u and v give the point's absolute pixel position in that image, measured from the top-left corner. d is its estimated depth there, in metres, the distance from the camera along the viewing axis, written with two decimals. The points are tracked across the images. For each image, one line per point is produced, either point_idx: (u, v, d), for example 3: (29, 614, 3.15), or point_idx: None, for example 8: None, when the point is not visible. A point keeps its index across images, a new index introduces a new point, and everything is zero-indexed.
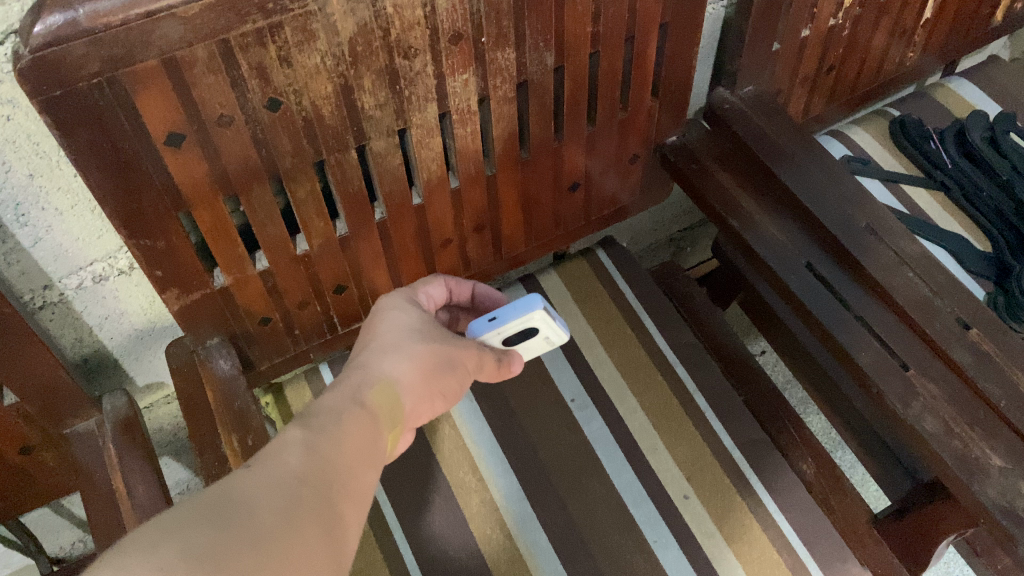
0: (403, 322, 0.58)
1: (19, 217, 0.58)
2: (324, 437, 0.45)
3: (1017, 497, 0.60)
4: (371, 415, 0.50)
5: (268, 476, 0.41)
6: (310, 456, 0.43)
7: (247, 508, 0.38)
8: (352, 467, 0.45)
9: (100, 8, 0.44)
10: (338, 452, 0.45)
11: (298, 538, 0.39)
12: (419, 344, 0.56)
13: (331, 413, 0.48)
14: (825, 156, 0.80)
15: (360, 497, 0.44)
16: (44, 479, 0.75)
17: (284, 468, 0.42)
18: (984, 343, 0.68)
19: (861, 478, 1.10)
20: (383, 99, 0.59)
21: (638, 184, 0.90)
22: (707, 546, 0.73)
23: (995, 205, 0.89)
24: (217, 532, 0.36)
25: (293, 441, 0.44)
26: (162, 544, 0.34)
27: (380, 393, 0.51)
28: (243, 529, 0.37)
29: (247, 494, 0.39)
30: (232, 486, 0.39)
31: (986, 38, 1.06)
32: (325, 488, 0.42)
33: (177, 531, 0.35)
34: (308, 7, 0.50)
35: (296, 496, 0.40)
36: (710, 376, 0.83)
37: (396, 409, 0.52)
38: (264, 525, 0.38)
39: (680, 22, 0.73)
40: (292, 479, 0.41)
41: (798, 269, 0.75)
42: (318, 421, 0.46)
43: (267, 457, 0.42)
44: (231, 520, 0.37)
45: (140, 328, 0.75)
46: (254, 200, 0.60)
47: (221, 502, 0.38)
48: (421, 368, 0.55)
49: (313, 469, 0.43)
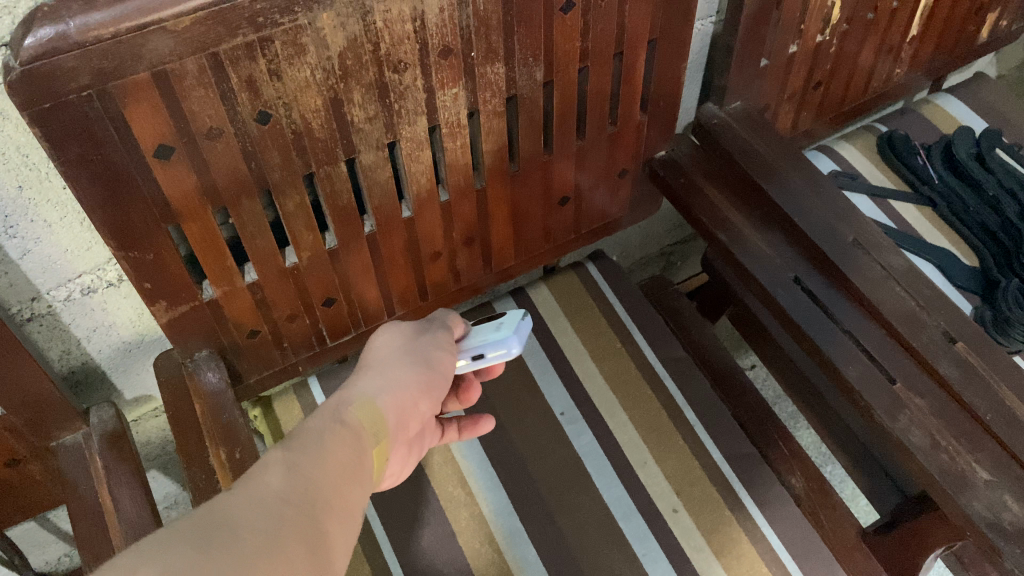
0: (377, 350, 0.60)
1: (8, 229, 0.58)
2: (305, 454, 0.45)
3: (1003, 510, 0.60)
4: (353, 431, 0.50)
5: (249, 498, 0.41)
6: (292, 475, 0.43)
7: (228, 530, 0.38)
8: (336, 482, 0.45)
9: (91, 22, 0.45)
10: (322, 469, 0.45)
11: (283, 557, 0.38)
12: (393, 365, 0.58)
13: (312, 433, 0.48)
14: (812, 172, 0.81)
15: (347, 515, 0.44)
16: (30, 492, 0.74)
17: (267, 489, 0.42)
18: (971, 356, 0.69)
19: (851, 493, 1.10)
20: (372, 112, 0.59)
21: (627, 198, 0.91)
22: (696, 560, 0.73)
23: (982, 220, 0.90)
24: (199, 553, 0.36)
25: (273, 463, 0.44)
26: (142, 567, 0.34)
27: (359, 411, 0.52)
28: (226, 550, 0.37)
29: (229, 517, 0.39)
30: (213, 508, 0.39)
31: (973, 54, 1.08)
32: (309, 507, 0.42)
33: (158, 553, 0.35)
34: (298, 22, 0.50)
35: (279, 516, 0.40)
36: (699, 390, 0.84)
37: (379, 423, 0.52)
38: (248, 545, 0.38)
39: (669, 38, 0.74)
40: (274, 500, 0.41)
41: (786, 283, 0.75)
42: (298, 440, 0.46)
43: (249, 479, 0.42)
44: (213, 541, 0.37)
45: (128, 340, 0.75)
46: (243, 213, 0.60)
47: (205, 523, 0.38)
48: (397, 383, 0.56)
49: (297, 488, 0.42)
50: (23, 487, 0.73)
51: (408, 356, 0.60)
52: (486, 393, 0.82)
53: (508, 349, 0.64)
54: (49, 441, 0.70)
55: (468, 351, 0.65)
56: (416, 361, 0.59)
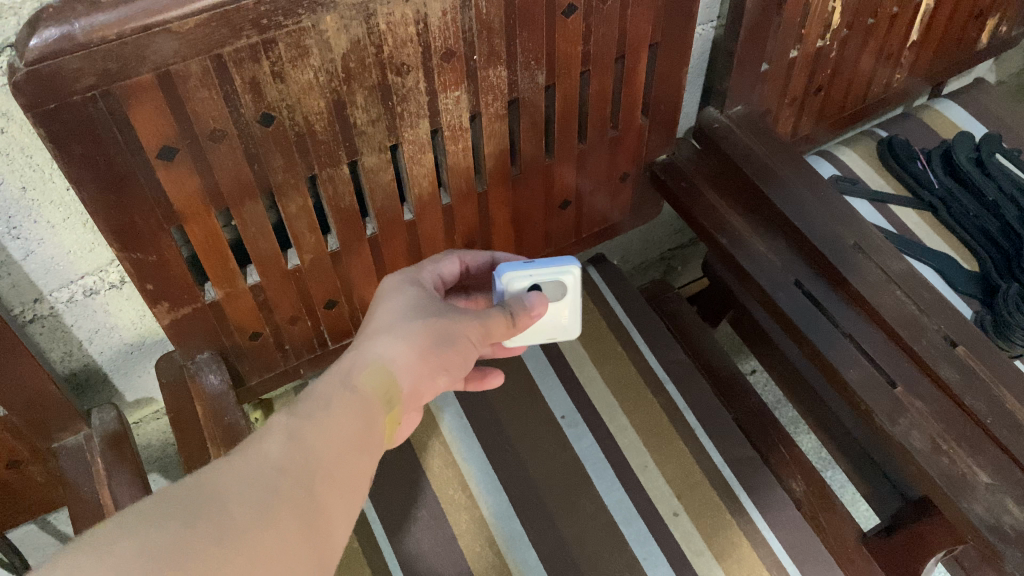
0: (404, 301, 0.56)
1: (11, 229, 0.58)
2: (308, 421, 0.45)
3: (1003, 513, 0.60)
4: (362, 399, 0.48)
5: (244, 468, 0.42)
6: (292, 444, 0.43)
7: (217, 503, 0.39)
8: (337, 454, 0.44)
9: (96, 22, 0.45)
10: (323, 439, 0.44)
11: (270, 532, 0.39)
12: (419, 323, 0.54)
13: (318, 399, 0.47)
14: (813, 175, 0.81)
15: (348, 486, 0.44)
16: (31, 494, 0.74)
17: (264, 459, 0.42)
18: (971, 360, 0.69)
19: (852, 498, 1.10)
20: (375, 115, 0.59)
21: (628, 203, 0.91)
22: (697, 564, 0.73)
23: (982, 225, 0.90)
24: (181, 529, 0.37)
25: (276, 430, 0.44)
26: (121, 542, 0.35)
27: (373, 376, 0.50)
28: (209, 524, 0.38)
29: (222, 489, 0.40)
30: (208, 478, 0.40)
31: (973, 60, 1.08)
32: (305, 478, 0.42)
33: (143, 527, 0.37)
34: (302, 24, 0.51)
35: (272, 488, 0.41)
36: (699, 394, 0.84)
37: (392, 391, 0.50)
38: (236, 519, 0.39)
39: (669, 42, 0.74)
40: (270, 470, 0.42)
41: (787, 287, 0.75)
42: (304, 405, 0.46)
43: (249, 447, 0.43)
44: (198, 515, 0.38)
45: (130, 342, 0.75)
46: (246, 215, 0.60)
47: (194, 496, 0.39)
48: (419, 345, 0.52)
49: (294, 459, 0.43)
50: (24, 489, 0.73)
51: (439, 314, 0.55)
52: (488, 398, 0.82)
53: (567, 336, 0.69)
54: (50, 442, 0.70)
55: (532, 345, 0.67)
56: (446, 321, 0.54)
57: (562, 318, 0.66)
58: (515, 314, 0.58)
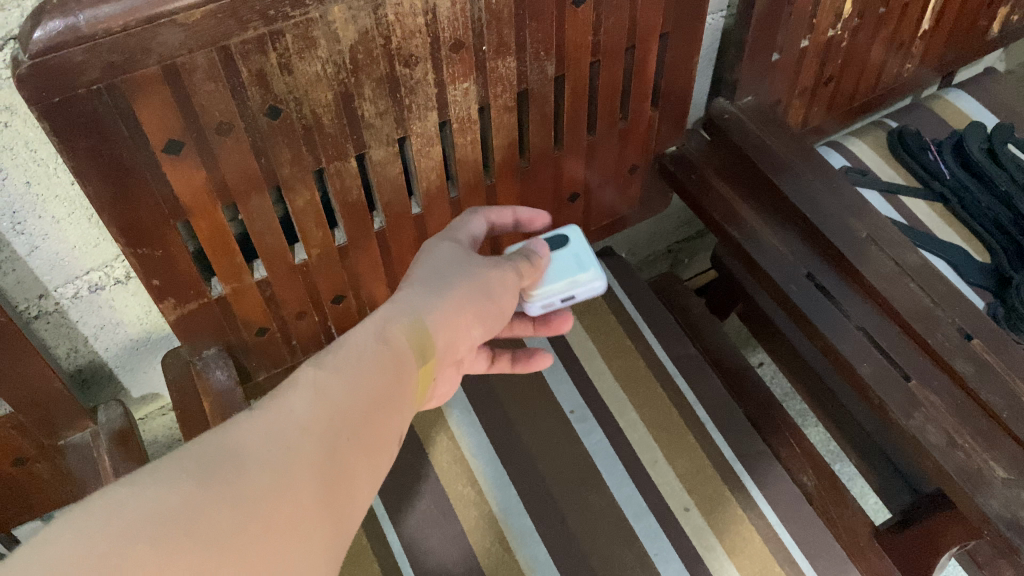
0: (434, 257, 0.56)
1: (16, 225, 0.57)
2: (339, 376, 0.44)
3: (1020, 508, 0.59)
4: (398, 353, 0.47)
5: (268, 425, 0.40)
6: (318, 400, 0.42)
7: (233, 462, 0.37)
8: (366, 414, 0.44)
9: (101, 14, 0.44)
10: (352, 397, 0.43)
11: (289, 495, 0.38)
12: (449, 278, 0.54)
13: (353, 349, 0.46)
14: (824, 166, 0.80)
15: (372, 447, 0.44)
16: (38, 493, 0.73)
17: (288, 416, 0.41)
18: (987, 354, 0.68)
19: (860, 491, 1.10)
20: (383, 107, 0.59)
21: (637, 195, 0.90)
22: (708, 559, 0.72)
23: (994, 216, 0.89)
24: (196, 489, 0.35)
25: (301, 385, 0.43)
26: (129, 503, 0.34)
27: (408, 331, 0.49)
28: (225, 486, 0.36)
29: (240, 446, 0.38)
30: (227, 436, 0.39)
31: (983, 49, 1.07)
32: (330, 439, 0.41)
33: (153, 485, 0.35)
34: (309, 15, 0.50)
35: (295, 448, 0.40)
36: (709, 388, 0.83)
37: (427, 345, 0.50)
38: (251, 481, 0.37)
39: (680, 31, 0.73)
40: (294, 428, 0.40)
41: (799, 280, 0.75)
42: (338, 357, 0.45)
43: (273, 403, 0.42)
44: (214, 475, 0.36)
45: (135, 338, 0.75)
46: (253, 210, 0.60)
47: (209, 453, 0.38)
48: (449, 300, 0.52)
49: (319, 417, 0.41)
50: (30, 487, 0.73)
51: (467, 269, 0.55)
52: (496, 393, 0.81)
53: (596, 286, 0.65)
54: (56, 439, 0.70)
55: (555, 297, 0.64)
56: (476, 276, 0.55)
57: (576, 259, 0.66)
58: (520, 269, 0.60)
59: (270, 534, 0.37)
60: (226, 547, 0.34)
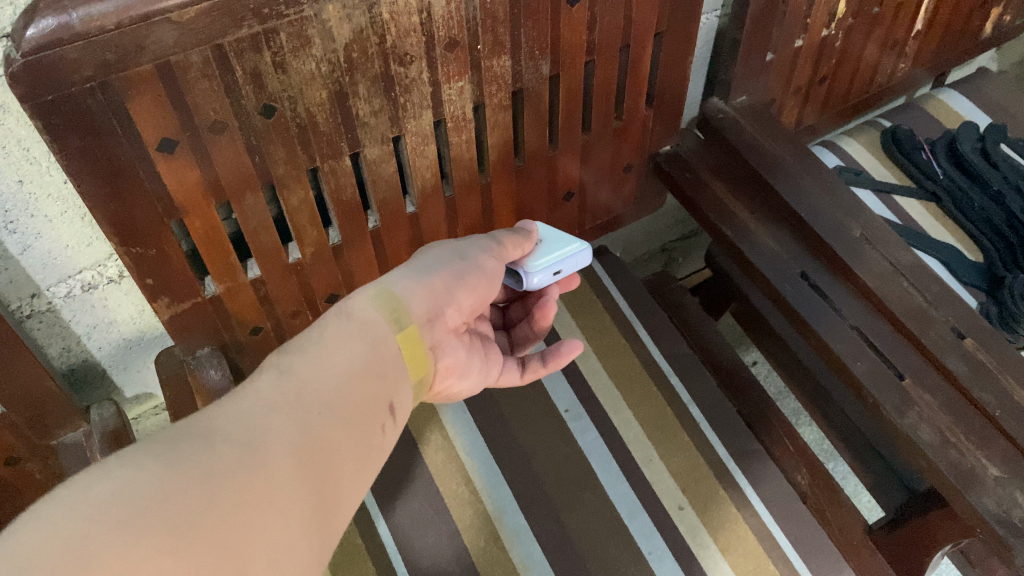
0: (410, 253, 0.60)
1: (8, 224, 0.57)
2: (302, 357, 0.45)
3: (1013, 506, 0.60)
4: (365, 323, 0.49)
5: (237, 406, 0.41)
6: (283, 378, 0.43)
7: (203, 441, 0.38)
8: (334, 382, 0.45)
9: (94, 12, 0.43)
10: (317, 370, 0.45)
11: (262, 470, 0.38)
12: (421, 261, 0.58)
13: (318, 329, 0.48)
14: (818, 165, 0.80)
15: (348, 418, 0.44)
16: (29, 494, 0.73)
17: (255, 396, 0.42)
18: (979, 352, 0.68)
19: (853, 489, 1.10)
20: (377, 106, 0.58)
21: (632, 194, 0.91)
22: (702, 558, 0.72)
23: (987, 215, 0.90)
24: (162, 470, 0.35)
25: (265, 368, 0.44)
26: (95, 485, 0.33)
27: (376, 299, 0.52)
28: (194, 463, 0.36)
29: (211, 428, 0.39)
30: (198, 421, 0.39)
31: (975, 50, 1.07)
32: (298, 412, 0.42)
33: (120, 468, 0.34)
34: (304, 13, 0.50)
35: (265, 426, 0.40)
36: (704, 386, 0.83)
37: (400, 310, 0.52)
38: (221, 458, 0.37)
39: (675, 30, 0.73)
40: (260, 405, 0.41)
41: (793, 278, 0.75)
42: (301, 339, 0.47)
43: (240, 389, 0.42)
44: (182, 456, 0.36)
45: (128, 337, 0.74)
46: (247, 208, 0.59)
47: (180, 437, 0.38)
48: (423, 273, 0.56)
49: (287, 393, 0.42)
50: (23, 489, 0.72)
51: (438, 252, 0.59)
52: (490, 391, 0.81)
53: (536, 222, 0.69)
54: (48, 439, 0.69)
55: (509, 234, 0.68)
56: (444, 255, 0.58)
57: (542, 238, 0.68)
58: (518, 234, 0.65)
59: (243, 509, 0.36)
60: (198, 523, 0.34)
